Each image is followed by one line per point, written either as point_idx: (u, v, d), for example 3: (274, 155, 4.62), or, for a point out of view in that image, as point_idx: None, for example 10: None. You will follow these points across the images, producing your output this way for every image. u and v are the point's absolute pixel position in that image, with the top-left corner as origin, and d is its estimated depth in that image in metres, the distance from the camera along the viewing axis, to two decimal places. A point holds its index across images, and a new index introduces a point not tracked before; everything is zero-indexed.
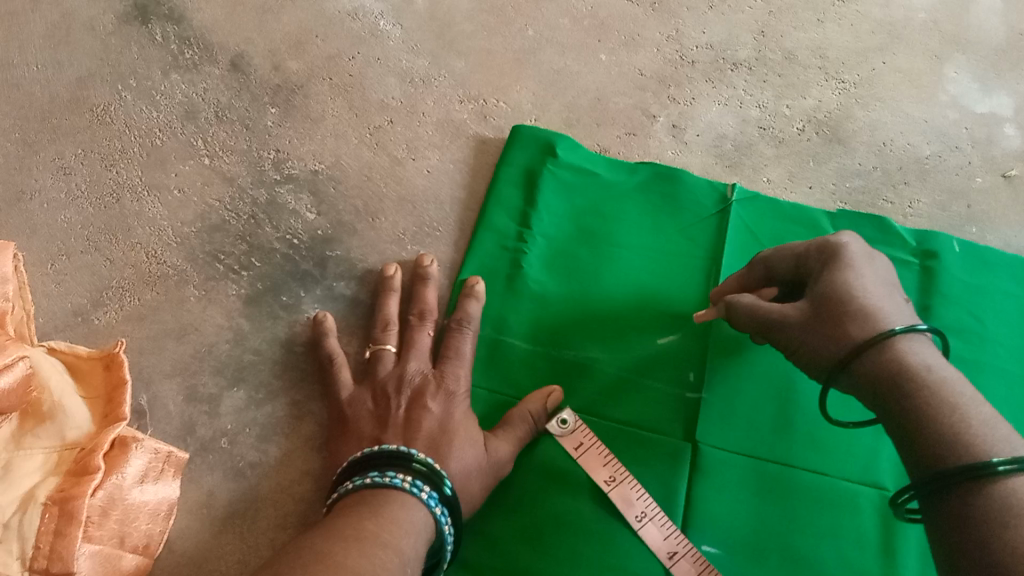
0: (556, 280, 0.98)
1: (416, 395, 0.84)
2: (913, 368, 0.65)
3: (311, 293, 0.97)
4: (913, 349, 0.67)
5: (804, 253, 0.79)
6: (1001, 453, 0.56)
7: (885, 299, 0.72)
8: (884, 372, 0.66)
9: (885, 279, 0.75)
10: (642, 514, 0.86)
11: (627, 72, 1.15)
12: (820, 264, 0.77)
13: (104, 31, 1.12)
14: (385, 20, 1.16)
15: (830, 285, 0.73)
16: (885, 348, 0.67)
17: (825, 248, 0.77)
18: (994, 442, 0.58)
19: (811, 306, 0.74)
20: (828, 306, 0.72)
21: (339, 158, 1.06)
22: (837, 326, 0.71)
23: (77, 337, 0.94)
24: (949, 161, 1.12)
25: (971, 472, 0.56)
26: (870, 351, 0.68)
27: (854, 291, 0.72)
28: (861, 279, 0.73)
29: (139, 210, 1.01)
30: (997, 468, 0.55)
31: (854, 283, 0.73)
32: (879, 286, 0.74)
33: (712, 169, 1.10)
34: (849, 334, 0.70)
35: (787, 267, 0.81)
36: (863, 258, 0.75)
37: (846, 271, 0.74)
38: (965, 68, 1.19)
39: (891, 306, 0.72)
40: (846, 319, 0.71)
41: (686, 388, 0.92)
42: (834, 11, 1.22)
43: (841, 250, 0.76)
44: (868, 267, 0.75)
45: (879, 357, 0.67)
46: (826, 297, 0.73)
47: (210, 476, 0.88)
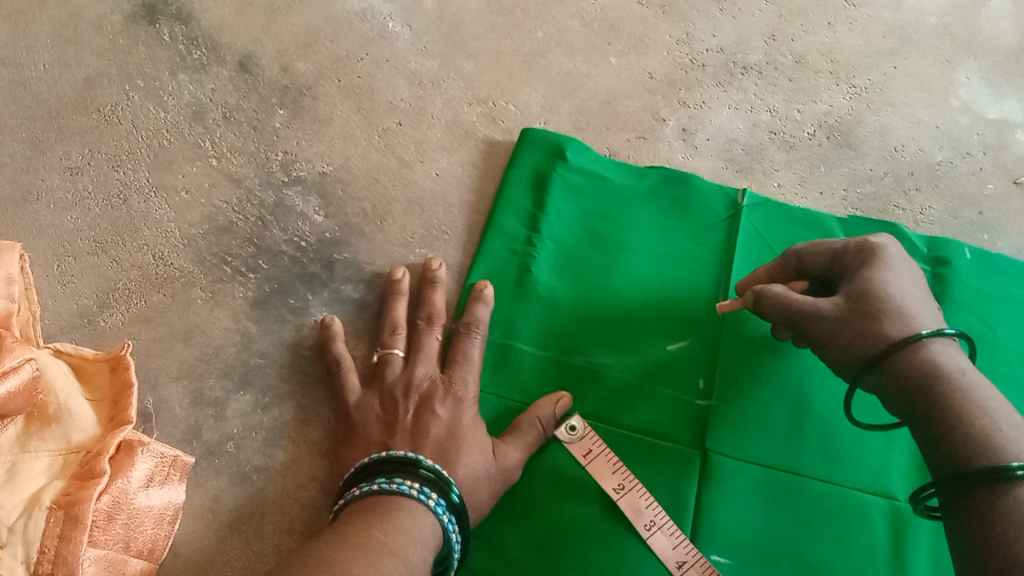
0: (566, 285, 0.98)
1: (424, 400, 0.83)
2: (946, 369, 0.65)
3: (319, 297, 0.97)
4: (944, 352, 0.67)
5: (840, 251, 0.79)
6: (1021, 458, 0.56)
7: (919, 302, 0.73)
8: (917, 372, 0.66)
9: (918, 284, 0.75)
10: (651, 523, 0.85)
11: (637, 75, 1.15)
12: (857, 262, 0.77)
13: (112, 31, 1.11)
14: (394, 21, 1.15)
15: (867, 283, 0.73)
16: (918, 348, 0.67)
17: (864, 247, 0.77)
18: (1021, 447, 0.57)
19: (846, 300, 0.73)
20: (864, 302, 0.72)
21: (347, 160, 1.05)
22: (872, 323, 0.70)
23: (83, 339, 0.93)
24: (960, 166, 1.11)
25: (989, 475, 0.56)
26: (904, 349, 0.67)
27: (890, 291, 0.72)
28: (896, 281, 0.74)
29: (146, 211, 1.00)
30: (1017, 472, 0.55)
31: (890, 283, 0.73)
32: (911, 289, 0.74)
33: (722, 174, 1.09)
34: (883, 332, 0.69)
35: (821, 263, 0.80)
36: (900, 261, 0.76)
37: (881, 270, 0.74)
38: (977, 73, 1.18)
39: (923, 310, 0.72)
40: (881, 317, 0.70)
41: (696, 395, 0.92)
42: (845, 15, 1.21)
43: (879, 251, 0.76)
44: (903, 270, 0.75)
45: (911, 356, 0.67)
46: (862, 293, 0.73)
47: (216, 480, 0.87)
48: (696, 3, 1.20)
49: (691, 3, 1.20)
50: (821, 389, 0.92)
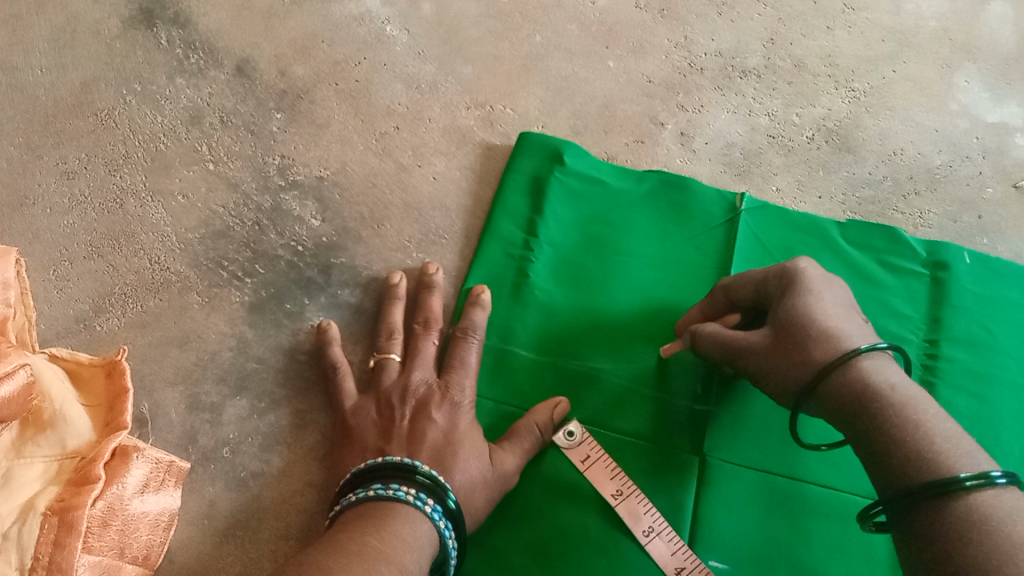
0: (563, 290, 0.97)
1: (420, 405, 0.83)
2: (875, 385, 0.63)
3: (316, 301, 0.97)
4: (876, 368, 0.65)
5: (763, 280, 0.78)
6: (968, 469, 0.54)
7: (844, 320, 0.70)
8: (848, 393, 0.64)
9: (844, 301, 0.73)
10: (649, 529, 0.84)
11: (635, 79, 1.15)
12: (778, 290, 0.75)
13: (109, 35, 1.11)
14: (392, 25, 1.15)
15: (790, 310, 0.71)
16: (844, 368, 0.65)
17: (784, 273, 0.75)
18: (962, 458, 0.56)
19: (773, 331, 0.72)
20: (788, 331, 0.70)
21: (345, 164, 1.05)
22: (800, 350, 0.69)
23: (78, 344, 0.93)
24: (960, 170, 1.11)
25: (935, 488, 0.54)
26: (832, 374, 0.66)
27: (812, 313, 0.70)
28: (820, 302, 0.71)
29: (143, 216, 1.00)
30: (964, 483, 0.53)
31: (813, 306, 0.70)
32: (838, 308, 0.71)
33: (721, 178, 1.09)
34: (810, 356, 0.68)
35: (749, 295, 0.79)
36: (822, 282, 0.73)
37: (803, 295, 0.72)
38: (976, 76, 1.18)
39: (852, 326, 0.70)
40: (807, 342, 0.68)
41: (693, 400, 0.91)
42: (843, 18, 1.21)
43: (797, 275, 0.74)
44: (827, 290, 0.73)
45: (841, 379, 0.65)
46: (785, 322, 0.71)
47: (212, 486, 0.87)
48: (694, 6, 1.20)
49: (690, 7, 1.20)
50: None
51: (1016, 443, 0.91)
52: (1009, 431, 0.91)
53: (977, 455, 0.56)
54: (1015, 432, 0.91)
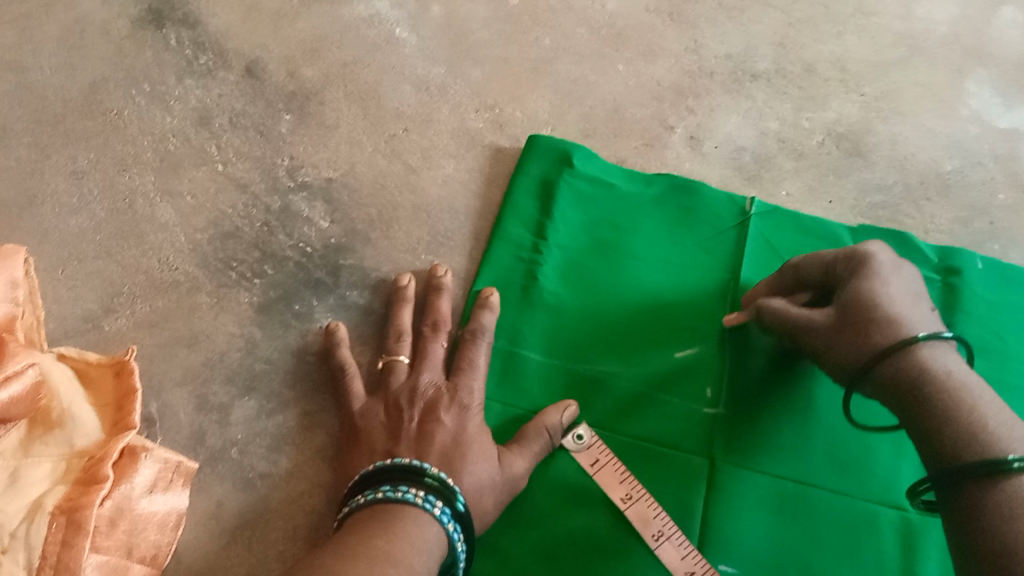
0: (571, 293, 0.97)
1: (429, 407, 0.82)
2: (934, 373, 0.64)
3: (324, 302, 0.96)
4: (936, 357, 0.66)
5: (832, 260, 0.77)
6: (1016, 450, 0.56)
7: (910, 307, 0.71)
8: (907, 380, 0.65)
9: (912, 286, 0.73)
10: (659, 533, 0.84)
11: (644, 83, 1.14)
12: (847, 272, 0.75)
13: (119, 35, 1.11)
14: (402, 27, 1.15)
15: (857, 293, 0.71)
16: (906, 355, 0.66)
17: (853, 257, 0.75)
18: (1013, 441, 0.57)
19: (839, 313, 0.72)
20: (854, 313, 0.71)
21: (354, 165, 1.05)
22: (862, 335, 0.70)
23: (87, 344, 0.93)
24: (970, 176, 1.10)
25: (984, 468, 0.56)
26: (893, 359, 0.67)
27: (879, 299, 0.70)
28: (890, 287, 0.72)
29: (152, 215, 1.00)
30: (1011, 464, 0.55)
31: (881, 292, 0.71)
32: (905, 294, 0.72)
33: (731, 182, 1.08)
34: (872, 341, 0.69)
35: (817, 274, 0.79)
36: (891, 268, 0.73)
37: (872, 278, 0.72)
38: (987, 82, 1.17)
39: (919, 313, 0.70)
40: (872, 328, 0.69)
41: (703, 403, 0.91)
42: (853, 24, 1.21)
43: (869, 258, 0.74)
44: (896, 275, 0.73)
45: (900, 366, 0.66)
46: (852, 303, 0.72)
47: (220, 486, 0.86)
48: (704, 11, 1.20)
49: (699, 12, 1.20)
50: (831, 398, 0.92)
51: None
52: None
53: None
54: None
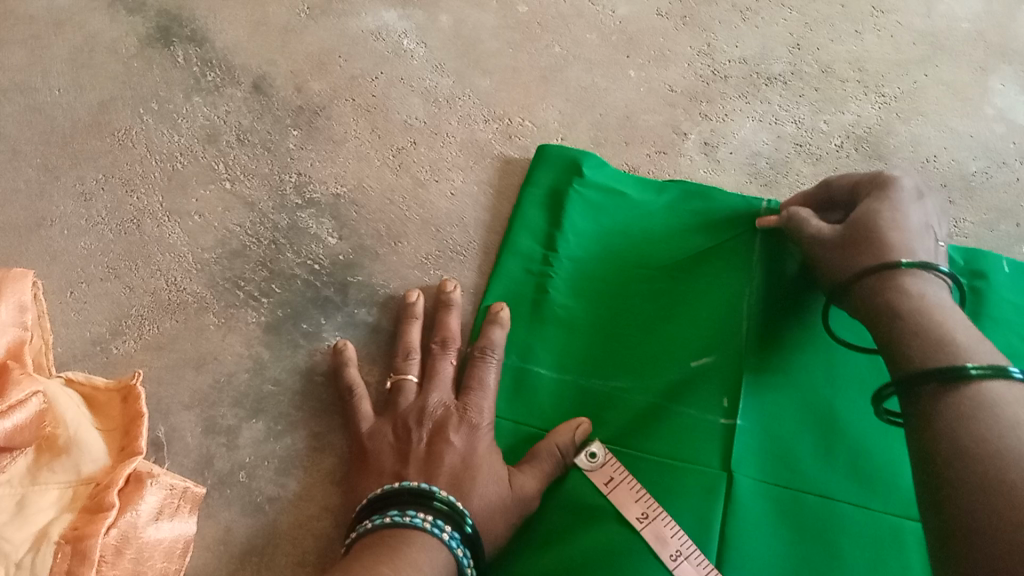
0: (583, 305, 0.95)
1: (438, 428, 0.81)
2: (910, 292, 0.68)
3: (332, 321, 0.95)
4: (922, 281, 0.70)
5: (859, 181, 0.83)
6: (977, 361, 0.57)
7: (913, 233, 0.75)
8: (882, 295, 0.69)
9: (925, 221, 0.77)
10: (676, 553, 0.81)
11: (656, 89, 1.12)
12: (868, 192, 0.80)
13: (127, 54, 1.11)
14: (409, 39, 1.14)
15: (866, 211, 0.77)
16: (889, 274, 0.71)
17: (877, 179, 0.81)
18: (975, 353, 0.58)
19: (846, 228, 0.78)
20: (856, 229, 0.76)
21: (362, 181, 1.04)
22: (855, 249, 0.75)
23: (95, 367, 0.92)
24: (996, 178, 1.06)
25: (945, 374, 0.57)
26: (875, 274, 0.71)
27: (880, 218, 0.75)
28: (901, 212, 0.76)
29: (160, 235, 0.99)
30: (969, 371, 0.56)
31: (887, 212, 0.76)
32: (916, 222, 0.76)
33: (746, 188, 1.05)
34: (859, 256, 0.74)
35: (845, 191, 0.84)
36: (908, 198, 0.78)
37: (883, 201, 0.77)
38: (1013, 80, 1.14)
39: (921, 243, 0.74)
40: (863, 244, 0.75)
41: (719, 413, 0.88)
42: (872, 22, 1.17)
43: (893, 183, 0.79)
44: (912, 204, 0.78)
45: (880, 282, 0.71)
46: (860, 219, 0.77)
47: (228, 511, 0.85)
48: (717, 13, 1.18)
49: (712, 14, 1.18)
50: (853, 410, 0.89)
51: None
52: None
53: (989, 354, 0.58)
54: None
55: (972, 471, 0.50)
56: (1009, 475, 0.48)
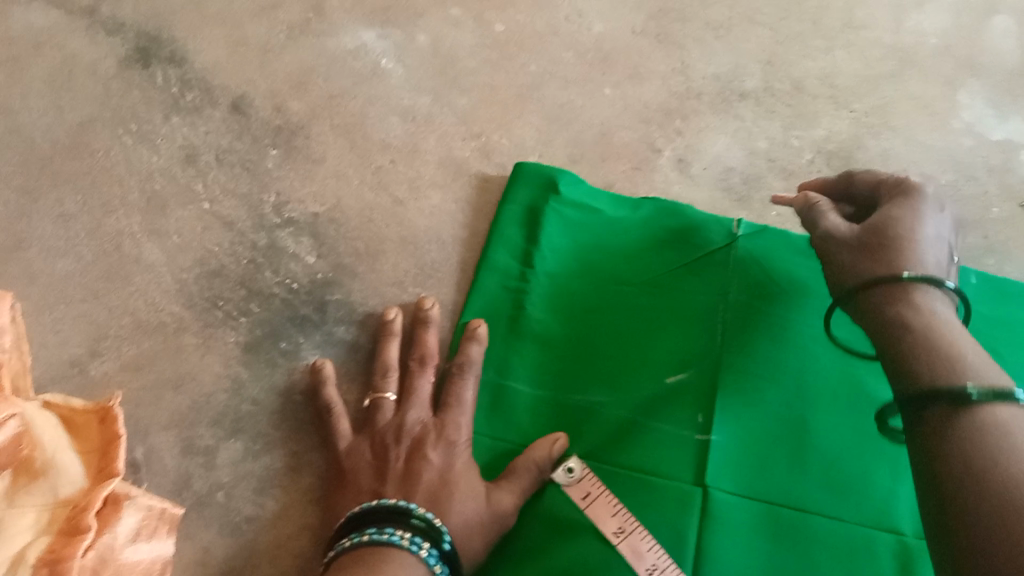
0: (560, 321, 0.96)
1: (416, 445, 0.82)
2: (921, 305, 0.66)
3: (311, 339, 0.96)
4: (929, 296, 0.68)
5: (883, 182, 0.81)
6: (981, 381, 0.56)
7: (926, 242, 0.73)
8: (893, 308, 0.67)
9: (938, 231, 0.75)
10: (653, 567, 0.82)
11: (632, 106, 1.13)
12: (889, 197, 0.79)
13: (106, 75, 1.12)
14: (387, 58, 1.15)
15: (886, 217, 0.75)
16: (897, 288, 0.68)
17: (900, 182, 0.79)
18: (982, 375, 0.57)
19: (863, 229, 0.76)
20: (875, 233, 0.74)
21: (340, 199, 1.05)
22: (868, 254, 0.73)
23: (74, 388, 0.92)
24: (965, 190, 1.08)
25: (950, 393, 0.56)
26: (881, 283, 0.70)
27: (901, 227, 0.74)
28: (915, 225, 0.74)
29: (139, 255, 1.00)
30: (974, 394, 0.55)
31: (908, 220, 0.74)
32: (931, 233, 0.74)
33: (720, 204, 1.07)
34: (870, 262, 0.73)
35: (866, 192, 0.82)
36: (928, 206, 0.76)
37: (906, 208, 0.76)
38: (981, 94, 1.16)
39: (930, 256, 0.72)
40: (878, 250, 0.73)
41: (695, 428, 0.90)
42: (843, 38, 1.20)
43: (915, 191, 0.77)
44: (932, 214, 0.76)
45: (888, 294, 0.69)
46: (880, 223, 0.75)
47: (206, 531, 0.86)
48: (691, 31, 1.19)
49: (686, 32, 1.19)
50: (826, 422, 0.90)
51: None
52: None
53: (995, 376, 0.57)
54: None
55: (981, 497, 0.50)
56: (1007, 502, 0.48)
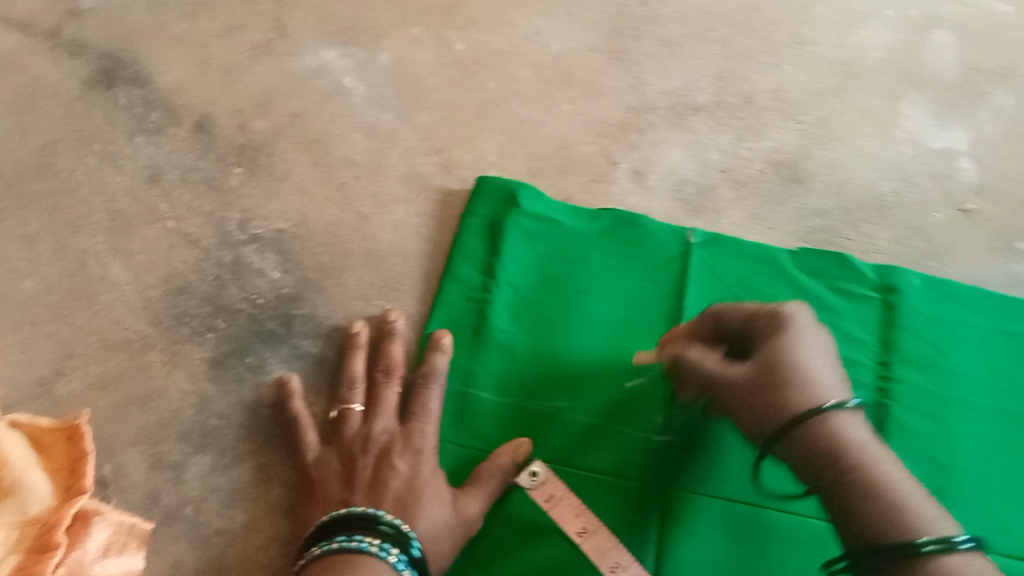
0: (523, 331, 0.99)
1: (383, 454, 0.83)
2: (848, 444, 0.65)
3: (277, 353, 0.97)
4: (844, 423, 0.66)
5: (754, 313, 0.75)
6: (930, 531, 0.58)
7: (826, 371, 0.70)
8: (819, 444, 0.65)
9: (829, 356, 0.72)
10: (616, 565, 0.83)
11: (589, 120, 1.17)
12: (768, 328, 0.73)
13: (69, 97, 1.13)
14: (349, 77, 1.18)
15: (774, 351, 0.71)
16: (817, 422, 0.66)
17: (778, 313, 0.73)
18: (926, 518, 0.59)
19: (757, 367, 0.71)
20: (766, 372, 0.70)
21: (305, 216, 1.06)
22: (773, 399, 0.69)
23: (41, 408, 0.93)
24: (908, 197, 1.13)
25: (901, 552, 0.57)
26: (798, 426, 0.67)
27: (798, 361, 0.70)
28: (810, 354, 0.71)
29: (104, 274, 1.01)
30: (925, 547, 0.57)
31: (800, 352, 0.70)
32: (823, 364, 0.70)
33: (676, 215, 1.10)
34: (782, 408, 0.68)
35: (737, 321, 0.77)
36: (810, 333, 0.72)
37: (789, 340, 0.71)
38: (922, 105, 1.21)
39: (830, 379, 0.69)
40: (781, 390, 0.69)
41: (656, 432, 0.93)
42: (791, 53, 1.24)
43: (792, 321, 0.72)
44: (817, 345, 0.72)
45: (803, 433, 0.66)
46: (769, 359, 0.71)
47: (176, 545, 0.87)
48: (645, 48, 1.23)
49: (641, 49, 1.23)
50: None
51: (971, 464, 0.92)
52: (963, 448, 0.93)
53: (940, 518, 0.59)
54: (968, 451, 0.93)
55: None
56: None
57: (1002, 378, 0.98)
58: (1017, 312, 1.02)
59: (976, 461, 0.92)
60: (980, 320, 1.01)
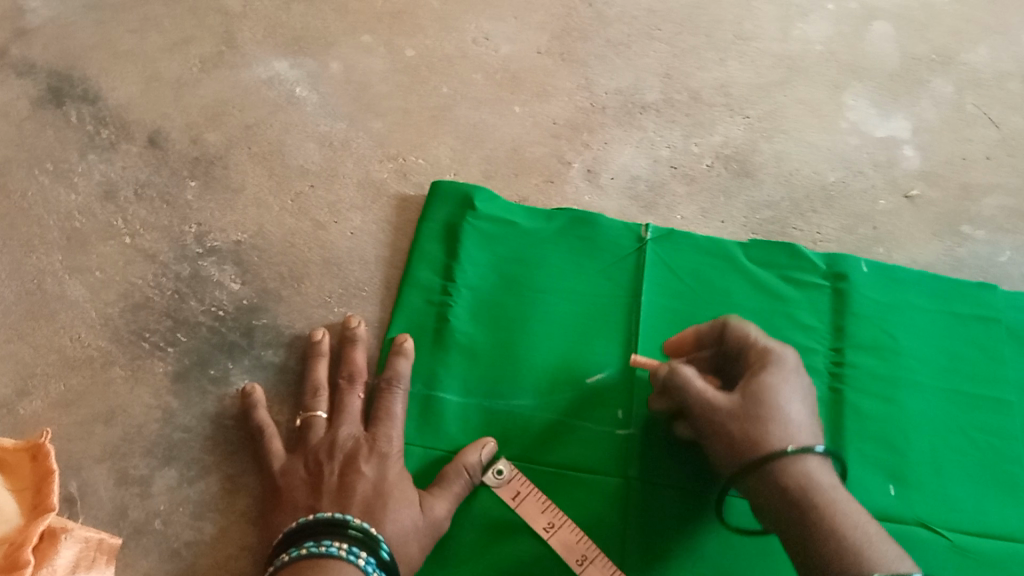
0: (483, 332, 1.00)
1: (348, 459, 0.84)
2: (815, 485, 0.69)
3: (240, 364, 0.98)
4: (813, 470, 0.71)
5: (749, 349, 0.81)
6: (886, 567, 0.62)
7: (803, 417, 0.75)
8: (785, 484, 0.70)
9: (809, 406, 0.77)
10: (583, 557, 0.87)
11: (541, 122, 1.19)
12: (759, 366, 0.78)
13: (19, 116, 1.12)
14: (302, 86, 1.18)
15: (761, 390, 0.76)
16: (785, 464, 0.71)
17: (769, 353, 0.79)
18: (886, 555, 0.63)
19: (742, 399, 0.76)
20: (751, 406, 0.75)
21: (262, 226, 1.07)
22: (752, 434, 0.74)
23: (3, 429, 0.93)
24: (853, 185, 1.16)
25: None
26: (770, 463, 0.71)
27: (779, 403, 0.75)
28: (791, 398, 0.76)
29: (62, 292, 1.01)
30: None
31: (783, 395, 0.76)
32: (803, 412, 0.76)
33: (629, 211, 1.12)
34: (757, 444, 0.73)
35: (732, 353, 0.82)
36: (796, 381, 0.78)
37: (776, 380, 0.77)
38: (864, 95, 1.25)
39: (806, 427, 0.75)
40: (760, 427, 0.74)
41: (615, 425, 0.95)
42: (734, 50, 1.27)
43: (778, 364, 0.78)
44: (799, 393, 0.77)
45: (770, 471, 0.71)
46: (755, 395, 0.75)
47: (145, 558, 0.87)
48: (593, 48, 1.26)
49: (588, 50, 1.26)
50: None
51: (923, 441, 0.96)
52: (914, 427, 0.96)
53: (897, 557, 0.64)
54: (920, 429, 0.96)
55: None
56: None
57: (950, 358, 1.01)
58: (962, 294, 1.06)
59: (927, 440, 0.96)
60: (925, 303, 1.05)
